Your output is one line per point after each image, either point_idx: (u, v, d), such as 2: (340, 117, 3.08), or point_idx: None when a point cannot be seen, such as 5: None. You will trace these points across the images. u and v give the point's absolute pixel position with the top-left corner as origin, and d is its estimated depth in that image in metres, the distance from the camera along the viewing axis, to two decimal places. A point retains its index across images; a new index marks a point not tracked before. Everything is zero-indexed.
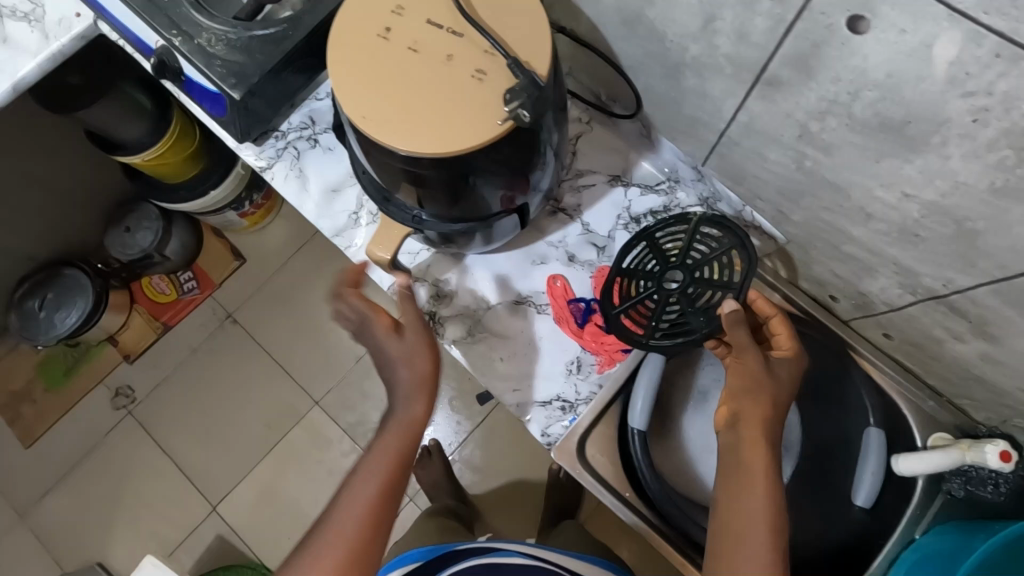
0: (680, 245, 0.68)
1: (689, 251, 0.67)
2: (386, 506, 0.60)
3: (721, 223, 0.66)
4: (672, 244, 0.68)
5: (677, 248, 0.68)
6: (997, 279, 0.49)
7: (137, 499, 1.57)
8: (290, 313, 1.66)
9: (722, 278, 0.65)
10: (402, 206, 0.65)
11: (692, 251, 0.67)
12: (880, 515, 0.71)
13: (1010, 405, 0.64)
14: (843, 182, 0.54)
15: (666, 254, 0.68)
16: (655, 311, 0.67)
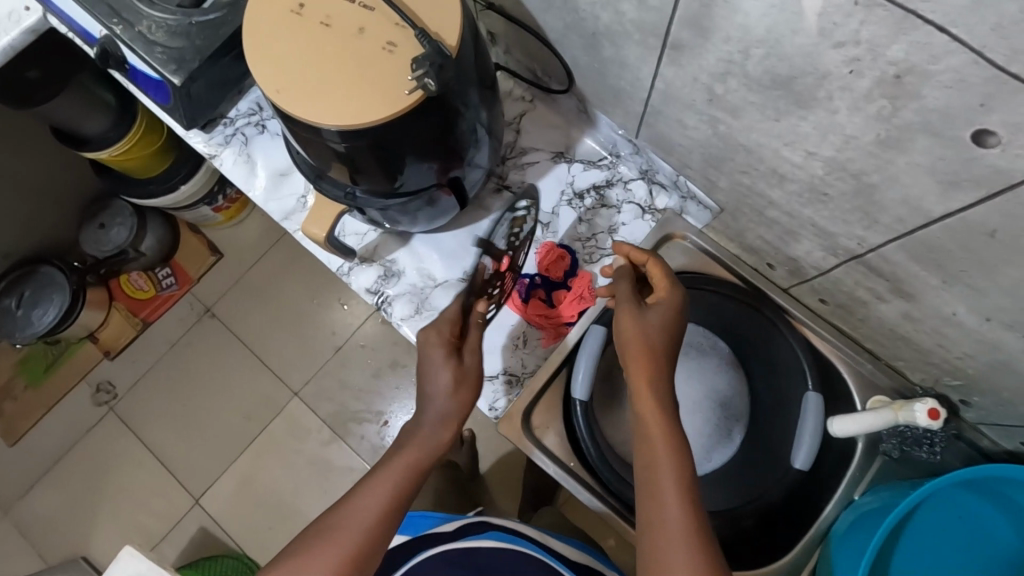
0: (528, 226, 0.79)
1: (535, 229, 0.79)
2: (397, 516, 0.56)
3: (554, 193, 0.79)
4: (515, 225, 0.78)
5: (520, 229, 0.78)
6: (900, 233, 0.50)
7: (120, 493, 1.59)
8: (267, 305, 1.67)
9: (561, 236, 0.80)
10: (335, 183, 0.66)
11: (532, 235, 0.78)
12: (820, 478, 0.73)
13: (936, 363, 0.65)
14: (754, 144, 0.55)
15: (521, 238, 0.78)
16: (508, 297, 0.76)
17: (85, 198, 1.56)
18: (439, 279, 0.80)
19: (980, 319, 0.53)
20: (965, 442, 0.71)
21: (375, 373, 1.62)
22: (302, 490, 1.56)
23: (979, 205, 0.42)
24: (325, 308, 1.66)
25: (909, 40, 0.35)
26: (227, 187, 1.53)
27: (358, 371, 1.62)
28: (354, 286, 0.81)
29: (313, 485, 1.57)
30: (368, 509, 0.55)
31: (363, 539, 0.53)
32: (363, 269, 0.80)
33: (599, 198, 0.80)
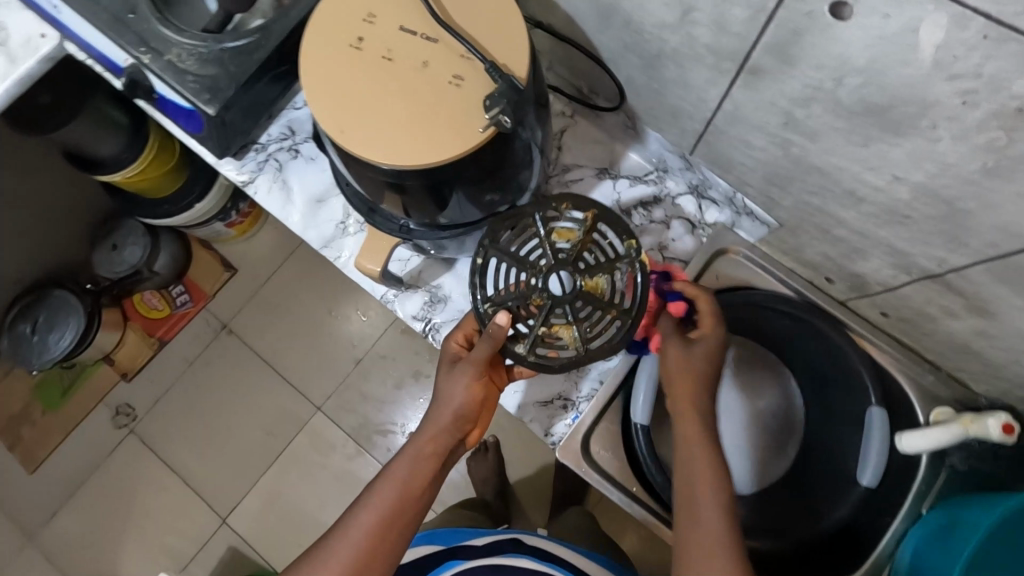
0: (573, 247, 0.63)
1: (582, 253, 0.63)
2: (404, 512, 0.64)
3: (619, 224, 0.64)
4: (558, 233, 0.63)
5: (566, 238, 0.63)
6: (990, 256, 0.49)
7: (146, 515, 1.57)
8: (284, 320, 1.65)
9: (608, 261, 0.62)
10: (388, 217, 0.64)
11: (589, 250, 0.63)
12: (884, 493, 0.72)
13: (1006, 376, 0.64)
14: (830, 166, 0.53)
15: (556, 252, 0.62)
16: (541, 322, 0.61)
17: (96, 219, 1.53)
18: None
19: None
20: None
21: (397, 384, 1.60)
22: (329, 505, 1.55)
23: None
24: (343, 320, 1.64)
25: None
26: (240, 202, 1.50)
27: (379, 383, 1.60)
28: (400, 313, 0.79)
29: (340, 499, 1.56)
30: (372, 508, 0.64)
31: (371, 534, 0.63)
32: (410, 296, 0.78)
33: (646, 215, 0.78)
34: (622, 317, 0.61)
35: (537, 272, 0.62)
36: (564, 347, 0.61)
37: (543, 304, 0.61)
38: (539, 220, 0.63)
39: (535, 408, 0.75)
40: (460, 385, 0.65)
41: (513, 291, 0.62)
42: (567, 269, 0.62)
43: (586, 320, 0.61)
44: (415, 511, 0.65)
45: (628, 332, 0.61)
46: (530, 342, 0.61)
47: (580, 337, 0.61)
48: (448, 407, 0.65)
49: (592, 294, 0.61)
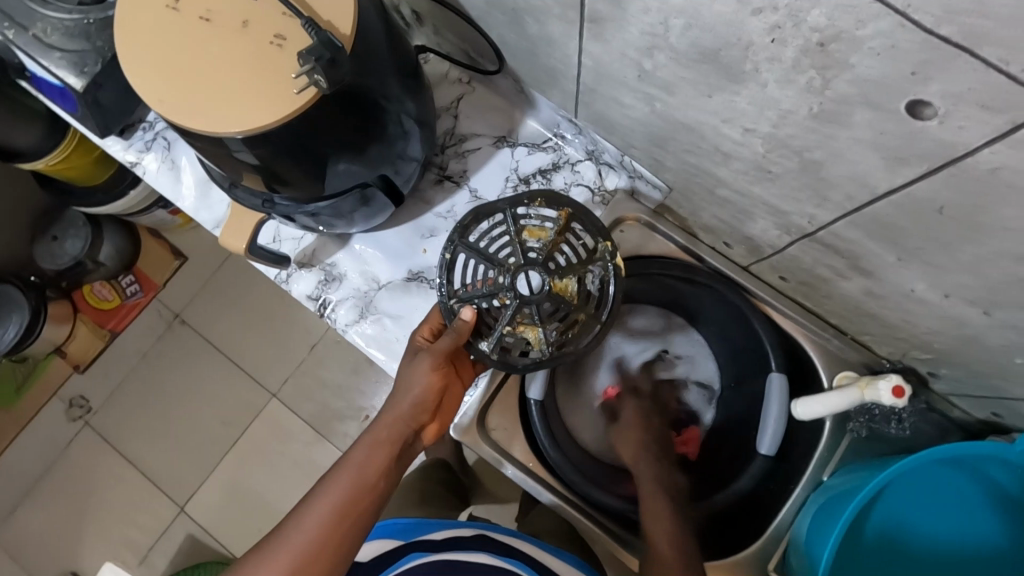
0: (545, 247, 0.64)
1: (553, 254, 0.63)
2: (365, 502, 0.57)
3: (595, 223, 0.63)
4: (530, 231, 0.64)
5: (537, 236, 0.64)
6: (850, 210, 0.46)
7: (102, 508, 1.54)
8: (236, 305, 1.61)
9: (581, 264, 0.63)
10: (250, 191, 0.61)
11: (559, 250, 0.64)
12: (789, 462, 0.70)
13: (903, 338, 0.62)
14: (692, 121, 0.50)
15: (524, 252, 0.63)
16: (506, 321, 0.61)
17: (37, 213, 1.50)
18: (382, 279, 0.76)
19: (940, 295, 0.49)
20: (937, 413, 0.69)
21: (355, 369, 1.55)
22: (288, 492, 1.50)
23: (925, 180, 0.38)
24: (296, 306, 1.59)
25: (830, 3, 0.31)
26: None
27: (336, 368, 1.55)
28: (294, 293, 0.76)
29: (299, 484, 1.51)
30: (330, 499, 0.57)
31: (330, 526, 0.55)
32: (303, 274, 0.76)
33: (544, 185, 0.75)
34: (588, 323, 0.62)
35: (505, 270, 0.63)
36: (527, 347, 0.62)
37: (507, 305, 0.62)
38: (511, 216, 0.64)
39: None
40: (420, 372, 0.61)
41: (481, 287, 0.63)
42: (536, 269, 0.63)
43: (554, 323, 0.62)
44: (377, 504, 0.58)
45: (592, 336, 0.62)
46: (494, 340, 0.62)
47: (544, 339, 0.62)
48: (405, 394, 0.61)
49: (561, 296, 0.62)
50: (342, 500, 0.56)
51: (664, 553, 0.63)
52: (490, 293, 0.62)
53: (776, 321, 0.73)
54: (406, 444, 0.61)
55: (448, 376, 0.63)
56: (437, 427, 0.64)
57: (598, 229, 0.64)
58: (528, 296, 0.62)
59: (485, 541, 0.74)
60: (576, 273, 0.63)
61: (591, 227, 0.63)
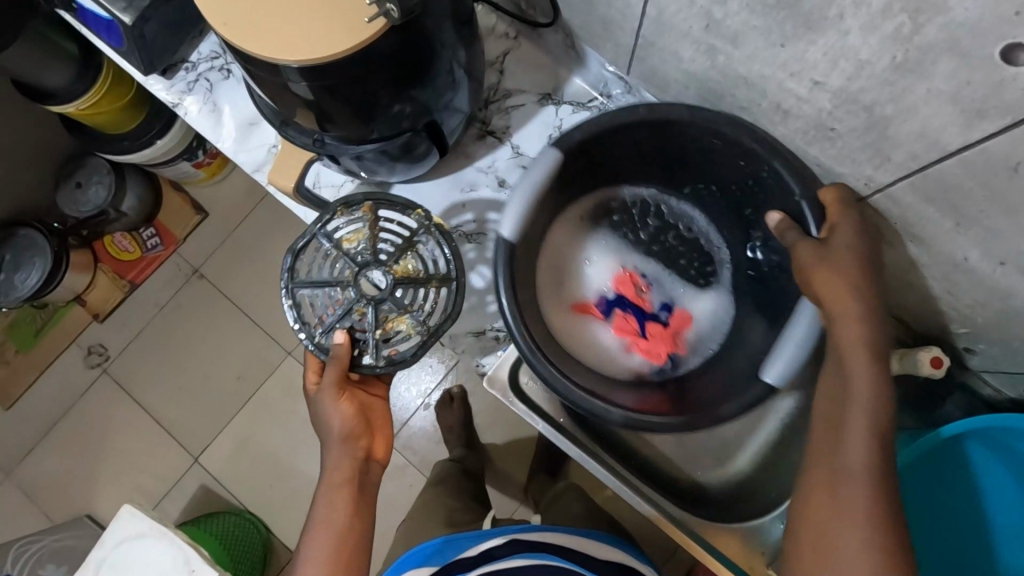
0: (369, 247, 0.64)
1: (378, 248, 0.64)
2: (352, 540, 0.60)
3: (393, 200, 0.64)
4: (348, 239, 0.65)
5: (357, 240, 0.65)
6: (913, 171, 0.46)
7: (117, 455, 1.56)
8: (253, 263, 1.60)
9: (407, 240, 0.64)
10: (302, 130, 0.61)
11: (381, 242, 0.65)
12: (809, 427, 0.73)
13: (943, 311, 0.62)
14: (756, 76, 0.50)
15: (357, 259, 0.64)
16: (373, 327, 0.62)
17: (59, 158, 1.47)
18: None
19: (995, 264, 0.49)
20: (967, 392, 0.69)
21: None
22: (299, 449, 1.52)
23: (1004, 134, 0.38)
24: None
25: None
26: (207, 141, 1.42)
27: None
28: None
29: (311, 443, 1.52)
30: (315, 558, 0.59)
31: None
32: None
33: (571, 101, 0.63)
34: (443, 285, 0.63)
35: (349, 284, 0.63)
36: (405, 337, 0.63)
37: (369, 314, 0.62)
38: (323, 236, 0.63)
39: (468, 337, 0.75)
40: (328, 409, 0.62)
41: (336, 312, 0.63)
42: (373, 269, 0.64)
43: (412, 304, 0.64)
44: (365, 535, 0.62)
45: (456, 296, 0.62)
46: (375, 354, 0.62)
47: (416, 321, 0.63)
48: (327, 432, 0.63)
49: (408, 277, 0.64)
50: (333, 544, 0.60)
51: (853, 471, 0.45)
52: (345, 312, 0.62)
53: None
54: (363, 467, 0.63)
55: (357, 396, 0.65)
56: (376, 442, 0.66)
57: (401, 204, 0.64)
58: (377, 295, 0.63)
59: (514, 541, 0.75)
60: (409, 251, 0.65)
61: (394, 206, 0.65)
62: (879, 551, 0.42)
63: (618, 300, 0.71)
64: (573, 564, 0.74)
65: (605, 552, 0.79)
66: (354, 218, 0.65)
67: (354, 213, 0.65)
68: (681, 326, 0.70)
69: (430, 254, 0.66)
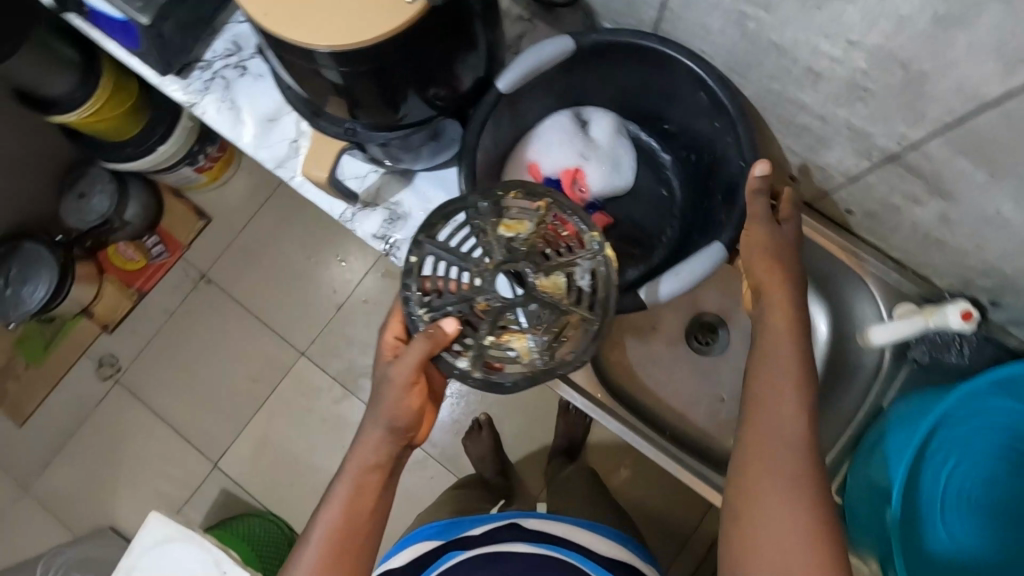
0: (524, 245, 0.58)
1: (533, 251, 0.58)
2: (365, 519, 0.58)
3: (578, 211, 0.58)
4: (507, 226, 0.59)
5: (516, 231, 0.59)
6: (947, 125, 0.48)
7: (136, 464, 1.56)
8: (261, 264, 1.59)
9: (568, 258, 0.59)
10: (333, 119, 0.61)
11: (540, 247, 0.59)
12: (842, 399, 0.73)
13: (971, 265, 0.63)
14: (788, 41, 0.51)
15: (500, 250, 0.58)
16: (489, 330, 0.57)
17: (59, 167, 1.45)
18: None
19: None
20: (992, 344, 0.71)
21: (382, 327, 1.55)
22: (319, 446, 1.53)
23: None
24: (321, 266, 1.57)
25: None
26: (208, 145, 1.41)
27: (362, 327, 1.55)
28: (360, 233, 0.77)
29: (330, 441, 1.53)
30: (327, 526, 0.57)
31: (331, 554, 0.57)
32: (368, 213, 0.76)
33: (592, 57, 0.65)
34: (583, 325, 0.58)
35: (481, 271, 0.57)
36: (514, 359, 0.58)
37: (492, 312, 0.57)
38: (483, 212, 0.58)
39: None
40: (388, 387, 0.58)
41: (455, 293, 0.58)
42: (518, 269, 0.58)
43: (541, 327, 0.58)
44: (379, 516, 0.60)
45: (587, 341, 0.57)
46: (476, 356, 0.57)
47: (535, 347, 0.58)
48: (376, 402, 0.59)
49: (548, 295, 0.57)
50: (340, 524, 0.57)
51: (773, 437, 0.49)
52: (465, 299, 0.57)
53: (820, 247, 0.74)
54: (399, 451, 0.60)
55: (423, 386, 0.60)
56: (422, 430, 0.62)
57: (585, 218, 0.59)
58: (510, 299, 0.57)
59: (522, 527, 0.78)
60: (563, 269, 0.58)
61: (574, 216, 0.59)
62: (802, 512, 0.46)
63: (556, 182, 0.72)
64: (576, 553, 0.75)
65: (609, 548, 0.78)
66: (523, 211, 0.59)
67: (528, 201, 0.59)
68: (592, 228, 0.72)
69: (582, 282, 0.58)
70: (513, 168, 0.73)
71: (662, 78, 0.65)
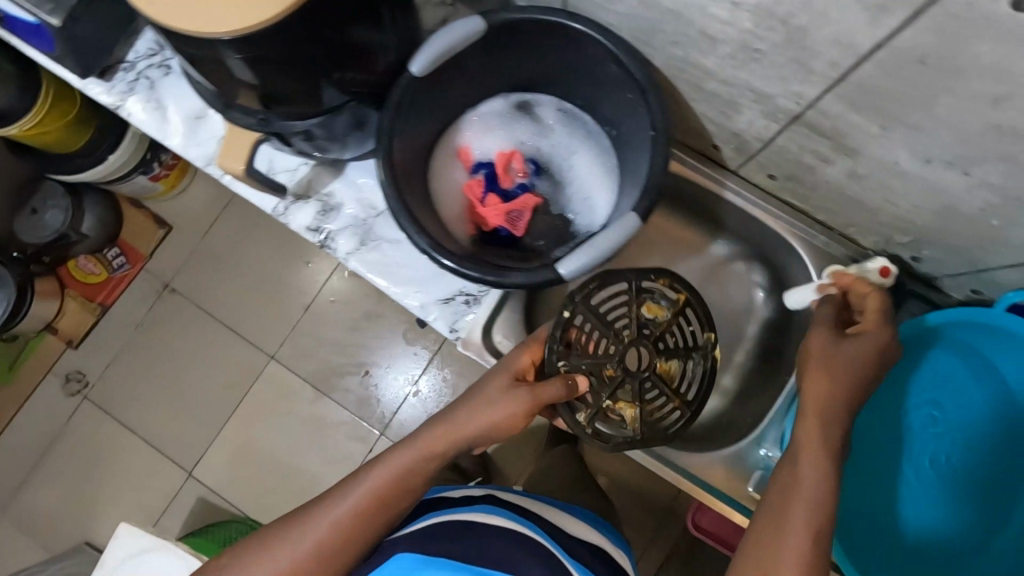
0: (657, 325, 0.68)
1: (665, 333, 0.67)
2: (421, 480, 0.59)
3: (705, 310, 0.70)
4: (650, 307, 0.68)
5: (655, 314, 0.68)
6: (834, 79, 0.48)
7: (111, 479, 1.53)
8: (230, 270, 1.57)
9: (684, 347, 0.69)
10: (245, 110, 0.61)
11: (668, 332, 0.68)
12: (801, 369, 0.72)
13: (887, 221, 0.64)
14: (679, 6, 0.51)
15: (635, 327, 0.67)
16: (609, 394, 0.65)
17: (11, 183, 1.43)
18: (379, 206, 0.77)
19: (922, 162, 0.52)
20: (919, 299, 0.72)
21: (353, 325, 1.52)
22: (297, 448, 1.50)
23: (908, 27, 0.39)
24: (290, 268, 1.55)
25: None
26: (161, 153, 1.40)
27: (334, 327, 1.52)
28: (293, 226, 0.77)
29: (305, 442, 1.49)
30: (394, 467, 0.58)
31: (383, 495, 0.57)
32: (300, 206, 0.76)
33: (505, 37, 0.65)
34: (681, 407, 0.67)
35: (619, 341, 0.66)
36: (621, 425, 0.65)
37: (616, 378, 0.66)
38: (635, 289, 0.67)
39: (437, 305, 0.74)
40: (505, 399, 0.61)
41: (586, 351, 0.66)
42: (648, 346, 0.67)
43: (649, 399, 0.67)
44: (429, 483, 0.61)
45: (683, 424, 0.67)
46: (591, 413, 0.64)
47: (639, 416, 0.66)
48: (491, 394, 0.62)
49: (663, 375, 0.67)
50: (406, 469, 0.59)
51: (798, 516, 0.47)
52: (599, 362, 0.65)
53: (750, 214, 0.75)
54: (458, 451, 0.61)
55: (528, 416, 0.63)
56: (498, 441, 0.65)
57: (705, 318, 0.70)
58: (635, 371, 0.66)
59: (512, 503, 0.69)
60: (679, 359, 0.68)
61: (701, 316, 0.69)
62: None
63: (490, 164, 0.73)
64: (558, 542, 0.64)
65: (594, 535, 0.71)
66: (661, 297, 0.69)
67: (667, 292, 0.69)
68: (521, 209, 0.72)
69: (692, 374, 0.69)
70: (444, 153, 0.73)
71: (575, 54, 0.65)
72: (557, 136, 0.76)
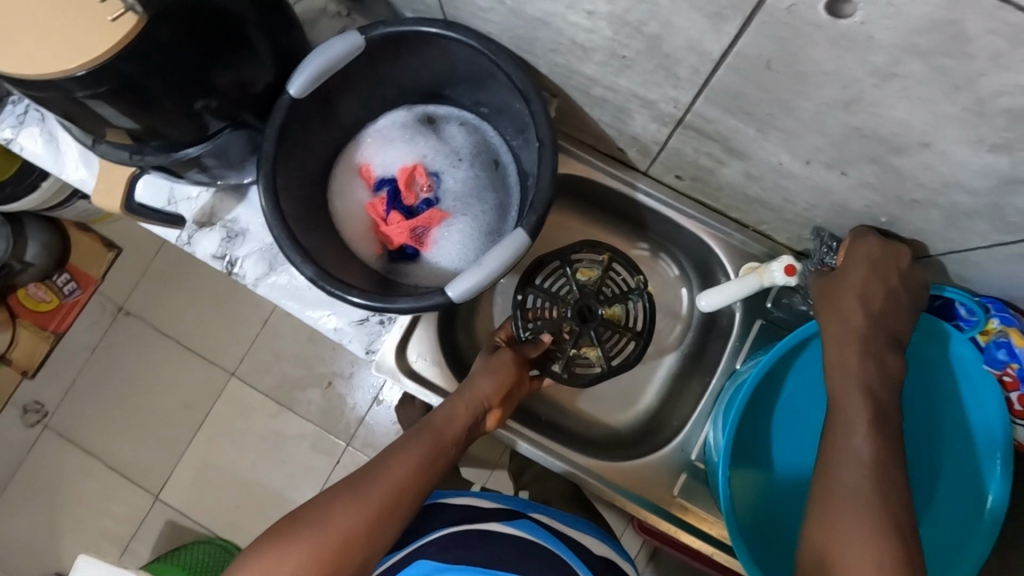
0: (596, 279, 0.80)
1: (603, 285, 0.80)
2: (430, 470, 0.58)
3: (631, 265, 0.81)
4: (582, 271, 0.80)
5: (589, 275, 0.80)
6: (700, 85, 0.47)
7: (63, 531, 1.23)
8: (184, 280, 1.28)
9: (622, 291, 0.80)
10: (114, 146, 0.59)
11: (608, 284, 0.80)
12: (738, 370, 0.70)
13: (790, 219, 0.63)
14: (543, 14, 0.49)
15: (575, 287, 0.79)
16: (573, 346, 0.78)
17: None
18: None
19: (804, 163, 0.51)
20: None
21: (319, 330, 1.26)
22: (265, 464, 1.23)
23: (745, 34, 0.39)
24: None
25: None
26: None
27: (292, 339, 1.26)
28: (199, 254, 0.74)
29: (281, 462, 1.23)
30: (404, 460, 0.57)
31: (401, 483, 0.55)
32: (204, 234, 0.74)
33: (389, 51, 0.63)
34: (636, 338, 0.79)
35: (566, 304, 0.79)
36: (591, 364, 0.79)
37: (573, 333, 0.78)
38: (567, 262, 0.80)
39: (351, 328, 0.71)
40: (487, 378, 0.68)
41: (546, 319, 0.79)
42: (591, 300, 0.79)
43: (606, 342, 0.79)
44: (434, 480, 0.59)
45: (641, 349, 0.80)
46: (565, 367, 0.78)
47: (602, 355, 0.79)
48: (479, 377, 0.68)
49: (612, 319, 0.79)
50: (417, 457, 0.58)
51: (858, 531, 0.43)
52: (555, 324, 0.78)
53: (666, 214, 0.74)
54: (476, 421, 0.65)
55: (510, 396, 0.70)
56: (494, 424, 0.68)
57: (631, 265, 0.81)
58: (586, 322, 0.78)
59: (512, 510, 0.67)
60: (620, 301, 0.80)
61: (626, 265, 0.80)
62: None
63: (393, 180, 0.71)
64: (566, 548, 0.64)
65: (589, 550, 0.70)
66: (593, 259, 0.81)
67: (595, 251, 0.81)
68: (425, 225, 0.70)
69: (636, 310, 0.80)
70: (344, 170, 0.72)
71: (464, 64, 0.64)
72: (461, 152, 0.73)
